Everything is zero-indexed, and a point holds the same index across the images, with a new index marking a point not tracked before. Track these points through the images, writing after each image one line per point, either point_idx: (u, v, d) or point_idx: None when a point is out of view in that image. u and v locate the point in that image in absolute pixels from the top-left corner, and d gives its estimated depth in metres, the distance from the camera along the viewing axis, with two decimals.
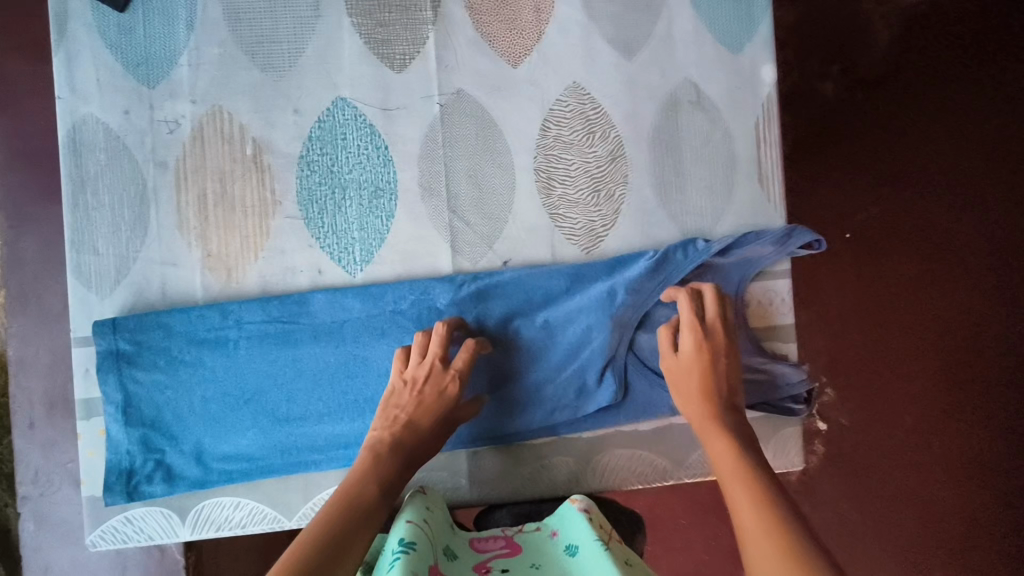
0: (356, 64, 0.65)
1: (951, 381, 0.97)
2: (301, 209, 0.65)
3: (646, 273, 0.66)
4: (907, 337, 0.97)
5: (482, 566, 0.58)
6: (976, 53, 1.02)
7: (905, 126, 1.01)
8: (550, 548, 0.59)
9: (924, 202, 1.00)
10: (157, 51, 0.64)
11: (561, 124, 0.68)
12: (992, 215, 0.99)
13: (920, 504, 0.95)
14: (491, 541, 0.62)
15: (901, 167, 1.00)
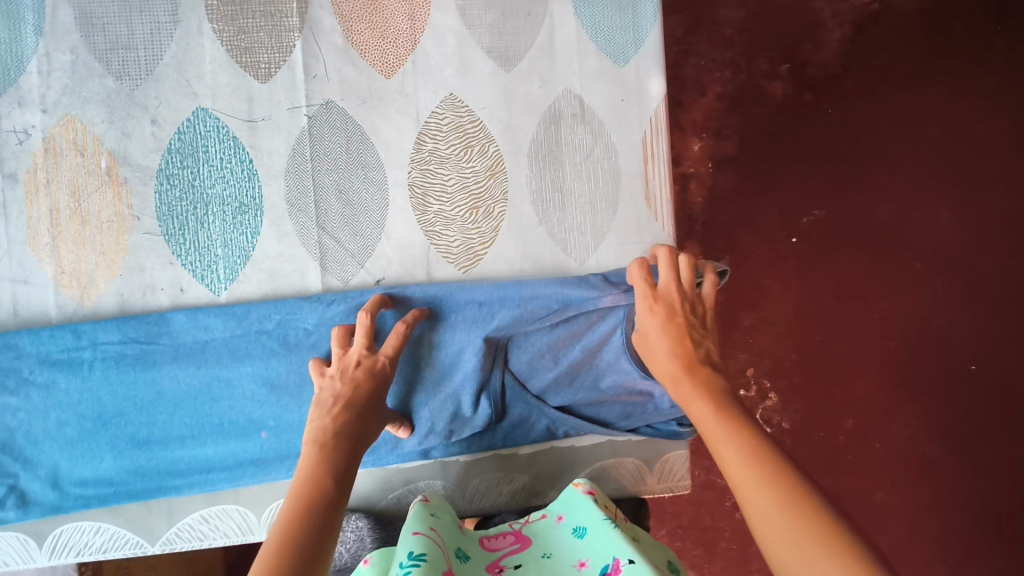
0: (217, 72, 0.62)
1: (880, 384, 1.02)
2: (160, 224, 0.62)
3: (523, 296, 0.64)
4: (840, 339, 1.02)
5: (495, 564, 0.53)
6: (924, 55, 1.04)
7: (847, 130, 1.04)
8: (559, 534, 0.55)
9: (858, 211, 1.03)
10: (3, 57, 0.61)
11: (437, 137, 0.65)
12: (925, 222, 1.03)
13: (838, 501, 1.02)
14: (501, 538, 0.57)
15: (843, 172, 1.03)
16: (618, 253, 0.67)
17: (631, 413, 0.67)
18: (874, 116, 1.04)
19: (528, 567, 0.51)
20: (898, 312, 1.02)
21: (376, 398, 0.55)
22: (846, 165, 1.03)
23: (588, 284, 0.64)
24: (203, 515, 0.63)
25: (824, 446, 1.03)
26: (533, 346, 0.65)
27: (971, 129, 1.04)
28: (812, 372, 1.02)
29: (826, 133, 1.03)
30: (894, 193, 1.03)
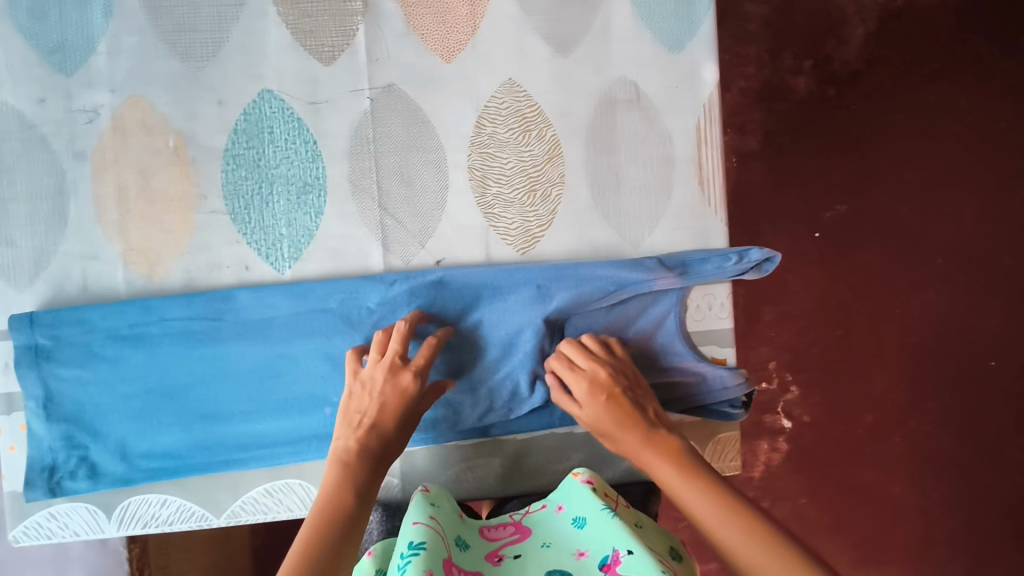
0: (282, 55, 0.63)
1: (900, 380, 1.04)
2: (226, 203, 0.63)
3: (581, 279, 0.66)
4: (863, 335, 1.04)
5: (495, 554, 0.54)
6: (945, 55, 1.06)
7: (872, 128, 1.05)
8: (558, 522, 0.55)
9: (882, 209, 1.04)
10: (73, 37, 0.61)
11: (496, 121, 0.66)
12: (944, 220, 1.05)
13: (857, 497, 1.03)
14: (502, 529, 0.58)
15: (868, 169, 1.04)
16: (670, 237, 0.69)
17: (684, 393, 0.69)
18: (902, 111, 1.05)
19: (527, 557, 0.51)
20: (922, 305, 1.04)
21: (399, 418, 0.57)
22: (875, 159, 1.05)
23: (642, 266, 0.66)
24: (266, 489, 0.64)
25: (849, 441, 1.03)
26: (588, 326, 0.67)
27: (992, 127, 1.06)
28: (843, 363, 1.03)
29: (856, 128, 1.05)
30: (920, 187, 1.05)
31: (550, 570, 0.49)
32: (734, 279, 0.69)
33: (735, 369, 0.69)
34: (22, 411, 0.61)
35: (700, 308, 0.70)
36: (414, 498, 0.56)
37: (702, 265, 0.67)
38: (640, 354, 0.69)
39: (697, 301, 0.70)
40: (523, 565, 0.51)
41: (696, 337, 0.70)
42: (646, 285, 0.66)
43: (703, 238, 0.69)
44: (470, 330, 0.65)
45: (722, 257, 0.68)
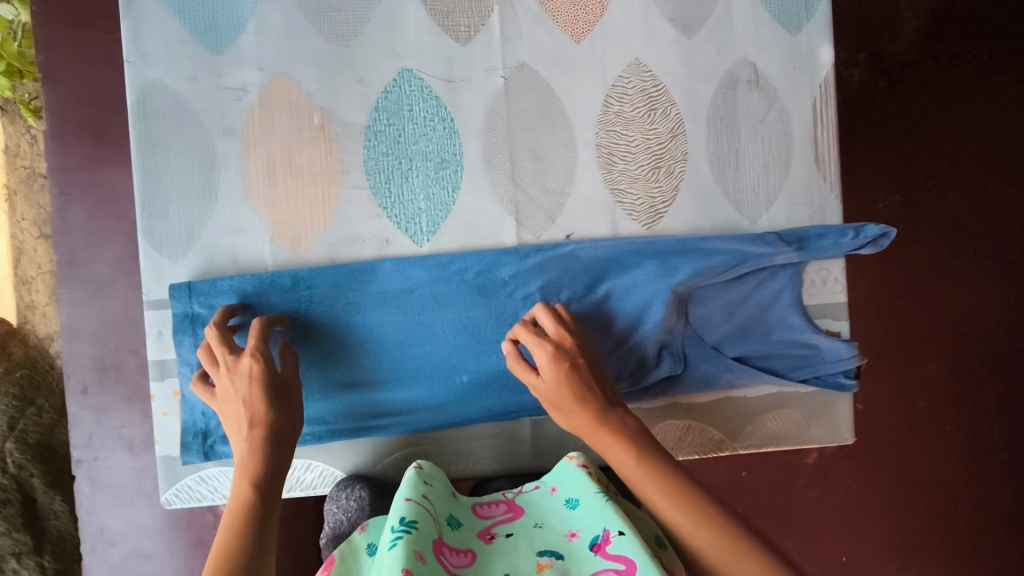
0: (421, 34, 0.65)
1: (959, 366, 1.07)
2: (367, 178, 0.65)
3: (708, 254, 0.68)
4: (922, 322, 1.06)
5: (487, 532, 0.54)
6: (1000, 51, 1.09)
7: (930, 119, 1.08)
8: (551, 503, 0.56)
9: (942, 198, 1.08)
10: (223, 16, 0.63)
11: (623, 100, 0.68)
12: (1000, 210, 1.09)
13: (917, 481, 1.06)
14: (495, 507, 0.58)
15: (926, 159, 1.08)
16: (788, 213, 0.71)
17: (801, 365, 0.71)
18: (969, 101, 1.08)
19: (518, 535, 0.52)
20: (988, 290, 1.08)
21: (274, 401, 0.57)
22: (943, 148, 1.08)
23: (763, 240, 0.68)
24: (403, 456, 0.69)
25: (909, 426, 1.06)
26: (709, 299, 0.69)
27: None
28: (919, 348, 1.06)
29: (927, 117, 1.07)
30: (985, 177, 1.09)
31: (542, 549, 0.49)
32: (850, 254, 0.71)
33: (851, 342, 0.70)
34: (176, 377, 0.65)
35: (816, 283, 0.72)
36: (407, 473, 0.57)
37: (823, 240, 0.69)
38: (761, 327, 0.70)
39: (813, 275, 0.72)
40: (514, 543, 0.51)
41: (812, 312, 0.72)
42: (770, 259, 0.68)
43: (819, 215, 0.71)
44: (593, 307, 0.68)
45: (842, 233, 0.69)
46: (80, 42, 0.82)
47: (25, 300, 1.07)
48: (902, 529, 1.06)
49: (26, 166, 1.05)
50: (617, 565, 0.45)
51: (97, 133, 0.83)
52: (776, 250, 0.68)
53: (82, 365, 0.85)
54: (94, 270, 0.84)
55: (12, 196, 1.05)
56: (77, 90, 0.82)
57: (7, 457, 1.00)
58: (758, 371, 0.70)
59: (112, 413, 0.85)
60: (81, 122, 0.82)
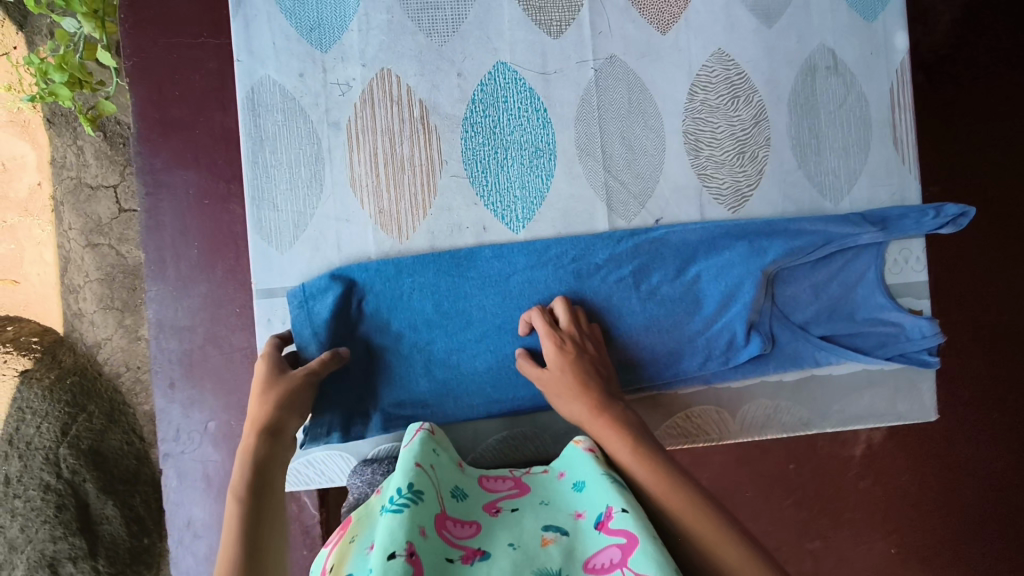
0: (515, 29, 0.68)
1: (1009, 353, 1.09)
2: (466, 167, 0.68)
3: (793, 236, 0.70)
4: (965, 311, 1.09)
5: (493, 506, 0.54)
6: None
7: (974, 109, 1.10)
8: (558, 485, 0.56)
9: (989, 186, 1.10)
10: (329, 16, 0.66)
11: (708, 88, 0.71)
12: None
13: (974, 468, 1.07)
14: (500, 482, 0.59)
15: (969, 149, 1.10)
16: (869, 194, 0.73)
17: (885, 342, 0.72)
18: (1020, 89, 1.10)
19: (523, 511, 0.52)
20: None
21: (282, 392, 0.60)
22: (994, 135, 1.10)
23: (849, 221, 0.70)
24: (500, 438, 0.69)
25: (966, 412, 1.08)
26: (797, 279, 0.71)
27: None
28: (969, 333, 1.09)
29: (976, 105, 1.10)
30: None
31: (548, 524, 0.49)
32: (930, 233, 0.72)
33: (934, 320, 0.72)
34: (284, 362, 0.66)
35: (898, 262, 0.73)
36: (415, 441, 0.57)
37: (904, 221, 0.71)
38: (845, 307, 0.72)
39: (894, 256, 0.73)
40: (519, 517, 0.51)
41: (894, 291, 0.73)
42: (853, 240, 0.70)
43: (899, 196, 0.73)
44: (686, 289, 0.69)
45: (923, 214, 0.71)
46: (167, 45, 0.85)
47: (72, 307, 1.09)
48: (966, 512, 1.07)
49: (73, 176, 1.06)
50: (619, 539, 0.45)
51: (181, 133, 0.85)
52: (859, 231, 0.70)
53: (169, 359, 0.86)
54: (180, 268, 0.87)
55: (60, 206, 1.07)
56: (164, 91, 0.85)
57: (61, 463, 1.01)
58: (847, 351, 0.71)
59: (201, 405, 0.86)
60: (168, 124, 0.85)
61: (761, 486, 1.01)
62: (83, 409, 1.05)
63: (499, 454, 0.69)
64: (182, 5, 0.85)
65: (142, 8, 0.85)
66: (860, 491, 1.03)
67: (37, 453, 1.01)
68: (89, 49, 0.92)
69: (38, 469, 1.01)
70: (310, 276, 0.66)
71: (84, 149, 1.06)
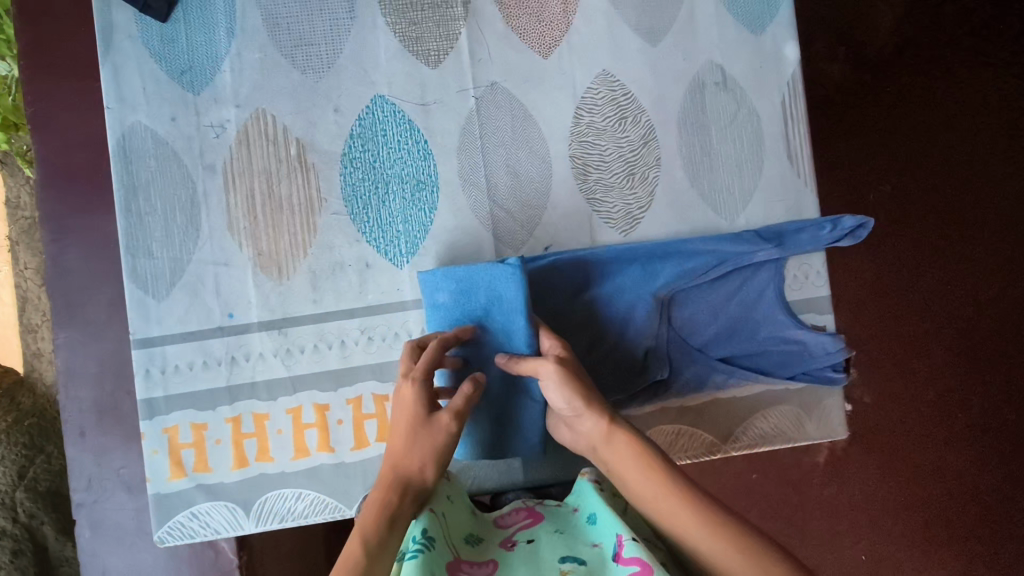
0: (391, 61, 0.67)
1: (932, 355, 1.13)
2: (346, 205, 0.67)
3: (686, 259, 0.68)
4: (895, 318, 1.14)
5: (508, 540, 0.56)
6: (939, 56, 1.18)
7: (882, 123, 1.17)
8: (573, 518, 0.57)
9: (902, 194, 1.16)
10: (200, 59, 0.66)
11: (593, 111, 0.70)
12: (959, 202, 1.16)
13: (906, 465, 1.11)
14: (513, 514, 0.60)
15: (886, 164, 1.16)
16: (765, 211, 0.71)
17: (789, 360, 0.71)
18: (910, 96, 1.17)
19: (539, 542, 0.53)
20: (955, 275, 1.15)
21: (410, 439, 0.58)
22: (891, 145, 1.16)
23: (742, 239, 0.69)
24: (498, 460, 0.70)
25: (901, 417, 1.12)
26: (694, 301, 0.69)
27: (1004, 112, 1.17)
28: (886, 335, 1.13)
29: (882, 121, 1.17)
30: (944, 170, 1.17)
31: (564, 556, 0.50)
32: (829, 247, 0.71)
33: (836, 335, 0.70)
34: (167, 413, 0.65)
35: (798, 278, 0.71)
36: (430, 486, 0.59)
37: (800, 237, 0.69)
38: (746, 326, 0.70)
39: (793, 272, 0.71)
40: (534, 550, 0.52)
41: (798, 308, 0.72)
42: (747, 262, 0.69)
43: (797, 210, 0.71)
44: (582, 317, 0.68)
45: (819, 228, 0.69)
46: (67, 91, 0.85)
47: (30, 347, 1.08)
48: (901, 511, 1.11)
49: (26, 216, 1.07)
50: (633, 568, 0.46)
51: (82, 178, 0.84)
52: (757, 249, 0.69)
53: (82, 408, 0.85)
54: (90, 314, 0.86)
55: (14, 246, 1.06)
56: (65, 134, 0.84)
57: (18, 508, 0.95)
58: (746, 371, 0.70)
59: (114, 453, 0.84)
60: (69, 169, 0.84)
61: None
62: (45, 447, 1.00)
63: (498, 478, 0.70)
64: (80, 48, 0.84)
65: (38, 52, 0.84)
66: (826, 497, 1.10)
67: None
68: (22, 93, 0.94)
69: None
70: (188, 323, 0.65)
71: (28, 191, 1.06)
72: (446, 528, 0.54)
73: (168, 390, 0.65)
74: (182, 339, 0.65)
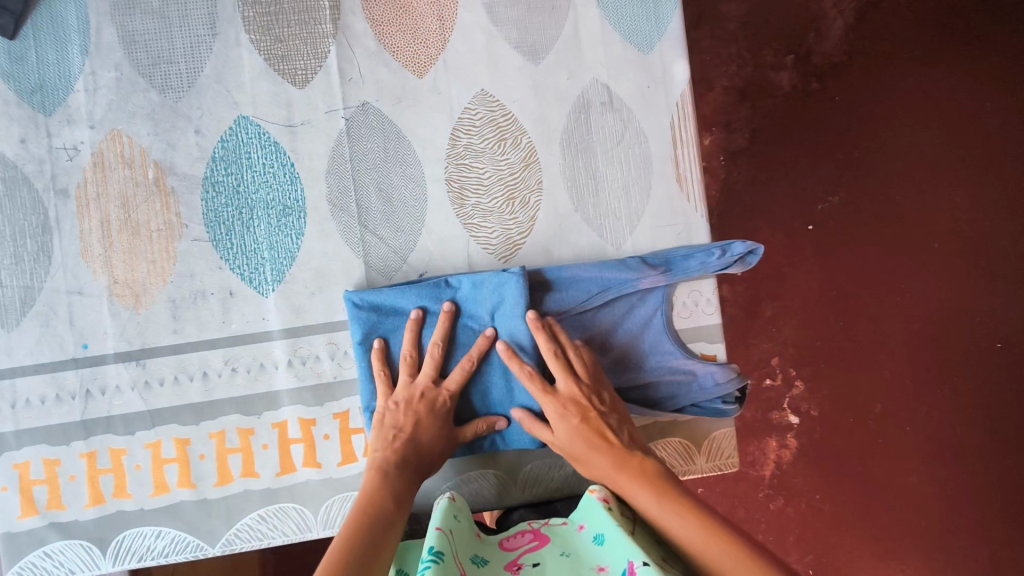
0: (255, 81, 0.64)
1: (868, 375, 1.09)
2: (207, 231, 0.64)
3: (567, 288, 0.64)
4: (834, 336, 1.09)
5: (514, 564, 0.52)
6: (888, 61, 1.11)
7: (826, 131, 1.11)
8: (578, 539, 0.53)
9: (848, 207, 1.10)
10: (52, 78, 0.63)
11: (471, 132, 0.67)
12: (905, 215, 1.10)
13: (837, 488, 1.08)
14: (519, 537, 0.56)
15: (832, 173, 1.10)
16: (653, 236, 0.69)
17: (674, 394, 0.67)
18: (860, 108, 1.11)
19: (545, 566, 0.50)
20: (900, 292, 1.10)
21: (434, 434, 0.60)
22: (838, 153, 1.10)
23: (626, 266, 0.64)
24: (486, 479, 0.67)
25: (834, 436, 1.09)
26: (576, 330, 0.65)
27: (953, 120, 1.12)
28: (826, 353, 1.09)
29: (829, 130, 1.10)
30: (893, 181, 1.11)
31: None
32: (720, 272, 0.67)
33: (727, 366, 0.67)
34: (16, 448, 0.61)
35: (687, 305, 0.69)
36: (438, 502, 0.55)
37: (688, 263, 0.65)
38: (632, 356, 0.66)
39: (683, 297, 0.69)
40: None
41: (686, 336, 0.69)
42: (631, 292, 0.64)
43: (686, 236, 0.69)
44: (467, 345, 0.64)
45: (707, 256, 0.65)
46: None
47: None
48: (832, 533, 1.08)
49: None
50: None
51: None
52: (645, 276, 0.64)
53: None
54: None
55: None
56: None
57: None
58: (634, 402, 0.67)
59: None
60: None
61: None
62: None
63: (503, 496, 0.67)
64: None
65: None
66: (772, 510, 1.08)
67: None
68: None
69: None
70: (40, 354, 0.62)
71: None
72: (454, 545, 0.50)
73: (17, 424, 0.61)
74: (33, 371, 0.62)
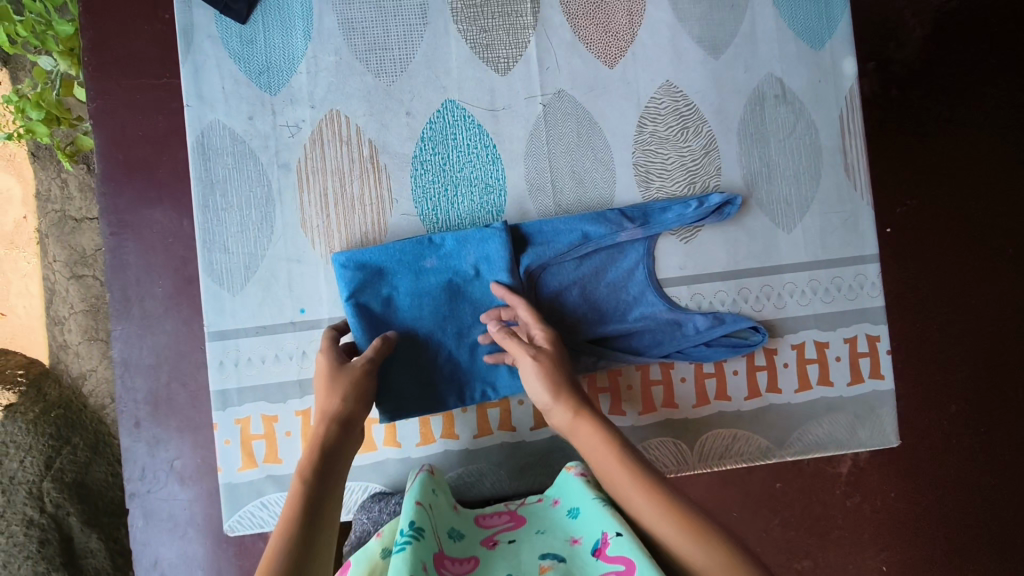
0: (462, 67, 0.69)
1: (1004, 374, 1.02)
2: (416, 206, 0.68)
3: (556, 240, 0.68)
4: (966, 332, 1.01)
5: (490, 540, 0.55)
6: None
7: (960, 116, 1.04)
8: (554, 513, 0.56)
9: (978, 197, 1.03)
10: (277, 60, 0.67)
11: (657, 120, 0.71)
12: None
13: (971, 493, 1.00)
14: (496, 517, 0.60)
15: (964, 159, 1.03)
16: (822, 223, 0.73)
17: (837, 368, 0.73)
18: (1006, 95, 1.05)
19: (519, 542, 0.52)
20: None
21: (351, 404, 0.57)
22: (982, 139, 1.04)
23: (604, 219, 0.68)
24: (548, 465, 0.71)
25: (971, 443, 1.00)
26: (561, 280, 0.68)
27: None
28: (968, 346, 1.01)
29: (965, 115, 1.04)
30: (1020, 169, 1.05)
31: (544, 553, 0.49)
32: (696, 225, 0.70)
33: (708, 313, 0.70)
34: (238, 405, 0.66)
35: (854, 287, 0.73)
36: (416, 481, 0.59)
37: (665, 217, 0.69)
38: (616, 306, 0.69)
39: (756, 293, 0.72)
40: (516, 548, 0.52)
41: (852, 317, 0.73)
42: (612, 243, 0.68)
43: (853, 222, 0.73)
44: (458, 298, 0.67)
45: (684, 208, 0.69)
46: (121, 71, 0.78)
47: (57, 339, 1.03)
48: (968, 543, 1.00)
49: (57, 210, 1.01)
50: (616, 566, 0.44)
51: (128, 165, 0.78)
52: (623, 229, 0.68)
53: (137, 399, 0.79)
54: (146, 307, 0.79)
55: (45, 239, 1.02)
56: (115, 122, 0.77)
57: (44, 497, 0.94)
58: (618, 351, 0.70)
59: (167, 444, 0.79)
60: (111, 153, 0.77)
61: (749, 506, 0.91)
62: (102, 433, 1.02)
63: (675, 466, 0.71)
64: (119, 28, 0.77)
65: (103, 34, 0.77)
66: (850, 508, 0.95)
67: (20, 488, 0.93)
68: (66, 86, 0.90)
69: (21, 504, 0.93)
70: (261, 317, 0.66)
71: (69, 182, 1.01)
72: (433, 519, 0.53)
73: (240, 382, 0.66)
74: (255, 333, 0.66)
